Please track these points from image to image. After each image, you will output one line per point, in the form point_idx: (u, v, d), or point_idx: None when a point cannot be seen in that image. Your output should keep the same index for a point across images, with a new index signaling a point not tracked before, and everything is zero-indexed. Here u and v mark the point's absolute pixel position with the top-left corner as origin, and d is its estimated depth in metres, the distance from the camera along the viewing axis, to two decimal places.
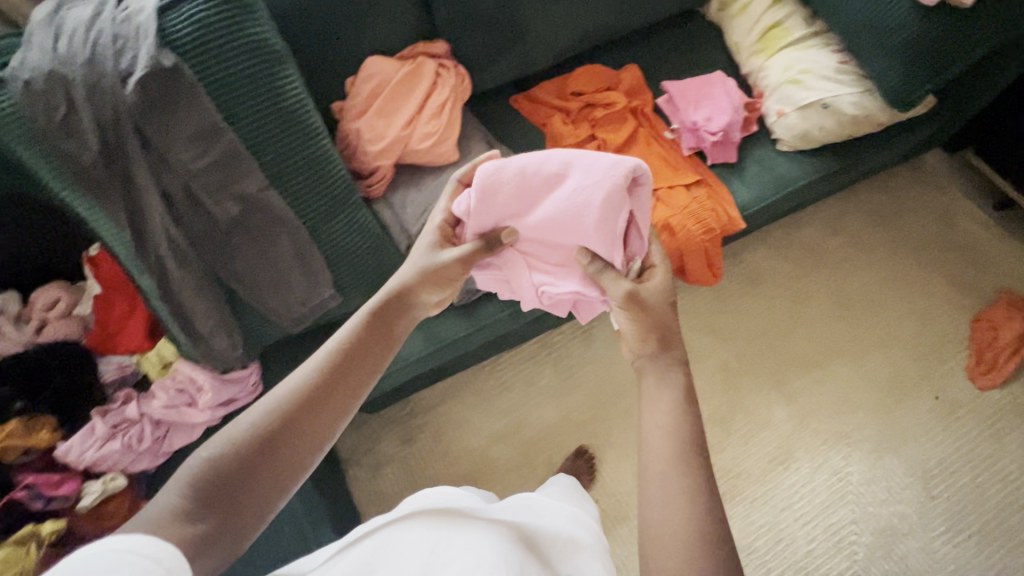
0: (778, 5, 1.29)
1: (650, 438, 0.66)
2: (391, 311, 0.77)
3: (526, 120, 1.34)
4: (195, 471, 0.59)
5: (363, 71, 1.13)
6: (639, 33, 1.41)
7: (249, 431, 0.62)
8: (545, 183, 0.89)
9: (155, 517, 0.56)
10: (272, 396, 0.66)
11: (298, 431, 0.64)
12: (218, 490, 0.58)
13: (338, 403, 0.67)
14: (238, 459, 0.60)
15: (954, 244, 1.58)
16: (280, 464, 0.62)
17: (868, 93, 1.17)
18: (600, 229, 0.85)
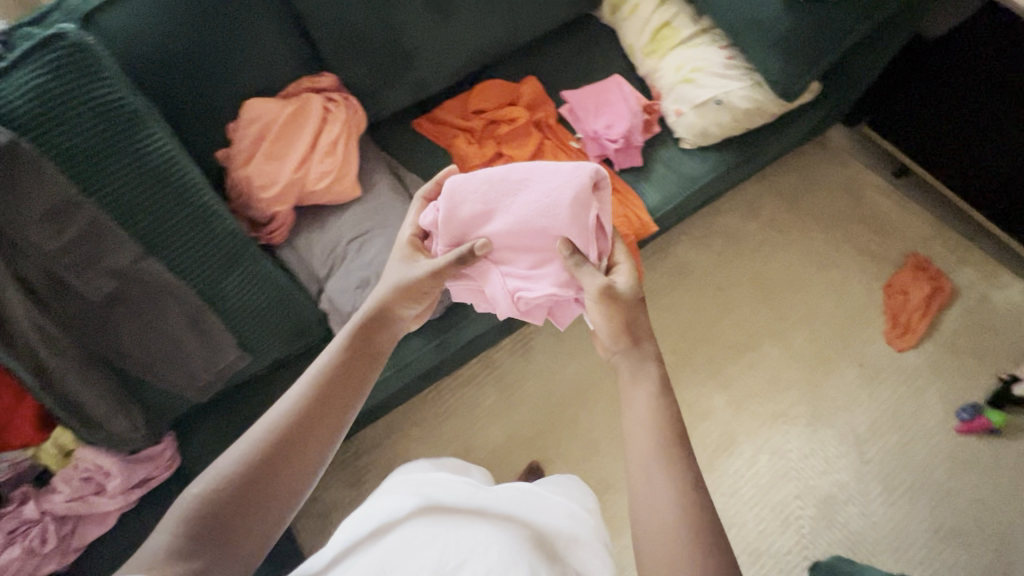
0: (666, 4, 1.30)
1: (636, 436, 0.71)
2: (367, 332, 0.79)
3: (431, 143, 1.31)
4: (188, 507, 0.62)
5: (244, 114, 1.06)
6: (537, 43, 1.40)
7: (238, 463, 0.66)
8: (513, 190, 0.89)
9: (159, 552, 0.60)
10: (257, 428, 0.69)
11: (285, 460, 0.67)
12: (211, 525, 0.62)
13: (322, 429, 0.70)
14: (229, 493, 0.64)
15: (862, 215, 1.65)
16: (268, 495, 0.65)
17: (757, 86, 1.19)
18: (573, 226, 0.85)
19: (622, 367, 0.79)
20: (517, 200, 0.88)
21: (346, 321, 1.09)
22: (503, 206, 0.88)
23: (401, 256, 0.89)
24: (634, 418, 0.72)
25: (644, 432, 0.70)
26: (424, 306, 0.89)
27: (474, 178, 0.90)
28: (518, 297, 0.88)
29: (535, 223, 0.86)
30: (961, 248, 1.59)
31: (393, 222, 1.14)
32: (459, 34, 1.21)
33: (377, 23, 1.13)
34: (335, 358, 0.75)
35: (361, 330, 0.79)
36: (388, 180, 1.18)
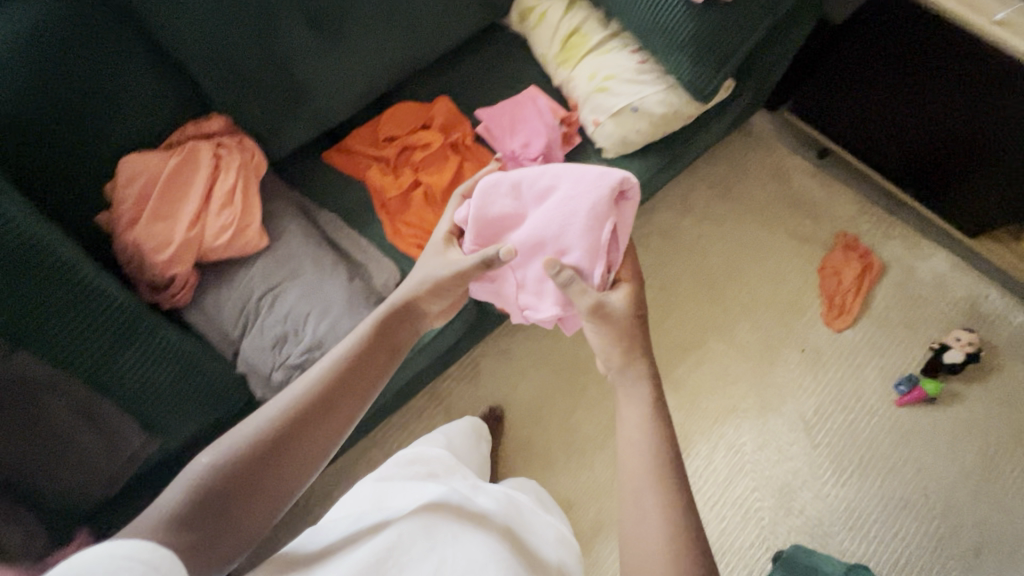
0: (573, 10, 1.26)
1: (626, 457, 0.68)
2: (389, 324, 0.78)
3: (343, 176, 1.23)
4: (200, 475, 0.58)
5: (120, 174, 0.96)
6: (445, 59, 1.34)
7: (253, 435, 0.61)
8: (539, 197, 0.91)
9: (153, 518, 0.54)
10: (277, 404, 0.65)
11: (301, 442, 0.63)
12: (219, 498, 0.57)
13: (339, 418, 0.67)
14: (242, 464, 0.59)
15: (791, 199, 1.68)
16: (278, 477, 0.61)
17: (672, 89, 1.17)
18: (584, 240, 0.85)
19: (618, 385, 0.77)
20: (543, 206, 0.90)
21: (265, 383, 1.01)
22: (528, 211, 0.92)
23: (434, 250, 0.90)
24: (628, 442, 0.69)
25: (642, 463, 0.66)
26: (447, 304, 0.88)
27: (510, 179, 0.92)
28: (525, 304, 0.94)
29: (550, 233, 0.88)
30: (886, 224, 1.63)
31: (308, 269, 1.06)
32: (356, 61, 1.14)
33: (262, 59, 1.04)
34: (359, 343, 0.73)
35: (386, 320, 0.78)
36: (298, 224, 1.11)
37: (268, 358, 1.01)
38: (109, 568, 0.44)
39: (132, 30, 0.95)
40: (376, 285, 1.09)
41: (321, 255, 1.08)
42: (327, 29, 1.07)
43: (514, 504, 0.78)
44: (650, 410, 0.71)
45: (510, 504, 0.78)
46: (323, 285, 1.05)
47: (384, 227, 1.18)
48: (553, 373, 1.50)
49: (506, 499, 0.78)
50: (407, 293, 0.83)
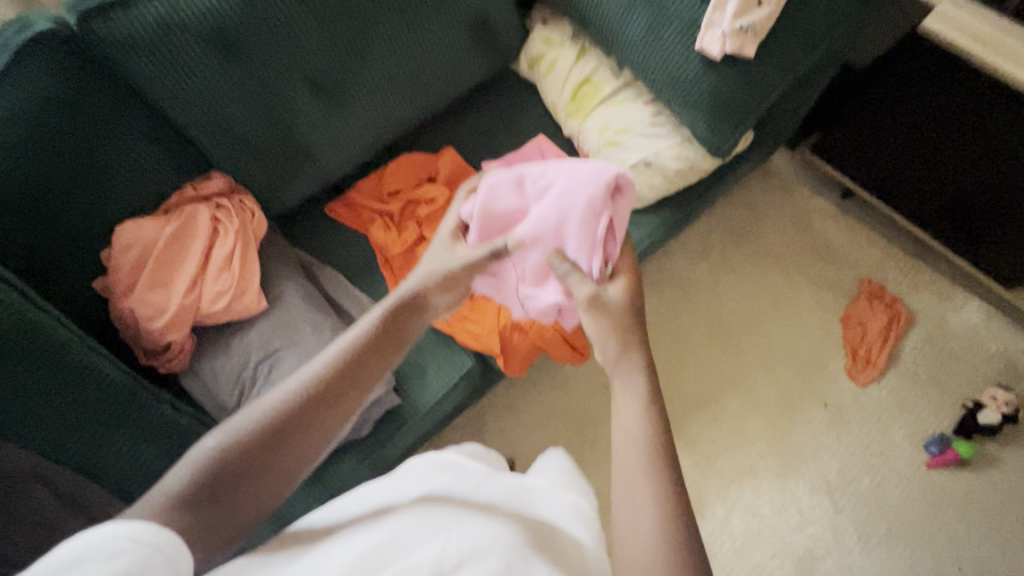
0: (584, 58, 1.21)
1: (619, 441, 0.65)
2: (397, 316, 0.74)
3: (347, 230, 1.20)
4: (199, 464, 0.57)
5: (115, 243, 0.93)
6: (452, 109, 1.30)
7: (249, 429, 0.60)
8: (536, 192, 0.91)
9: (158, 500, 0.55)
10: (275, 397, 0.63)
11: (296, 438, 0.61)
12: (215, 487, 0.57)
13: (337, 413, 0.65)
14: (238, 455, 0.58)
15: (812, 243, 1.61)
16: (274, 470, 0.60)
17: (687, 143, 1.11)
18: (582, 232, 0.85)
19: (614, 376, 0.73)
20: (541, 201, 0.90)
21: None
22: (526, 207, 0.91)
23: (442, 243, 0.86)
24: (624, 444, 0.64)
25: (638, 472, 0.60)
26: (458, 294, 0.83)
27: (510, 173, 0.92)
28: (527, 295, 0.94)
29: (547, 227, 0.88)
30: (913, 271, 1.56)
31: (307, 335, 1.02)
32: (361, 120, 1.10)
33: (262, 125, 1.01)
34: (362, 338, 0.69)
35: (393, 313, 0.74)
36: (299, 285, 1.07)
37: None
38: (113, 551, 0.50)
39: (128, 96, 0.92)
40: None
41: (321, 319, 1.04)
42: (330, 91, 1.04)
43: (527, 488, 0.71)
44: (645, 402, 0.66)
45: (524, 493, 0.71)
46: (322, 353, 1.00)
47: (387, 285, 1.15)
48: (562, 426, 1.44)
49: (521, 486, 0.71)
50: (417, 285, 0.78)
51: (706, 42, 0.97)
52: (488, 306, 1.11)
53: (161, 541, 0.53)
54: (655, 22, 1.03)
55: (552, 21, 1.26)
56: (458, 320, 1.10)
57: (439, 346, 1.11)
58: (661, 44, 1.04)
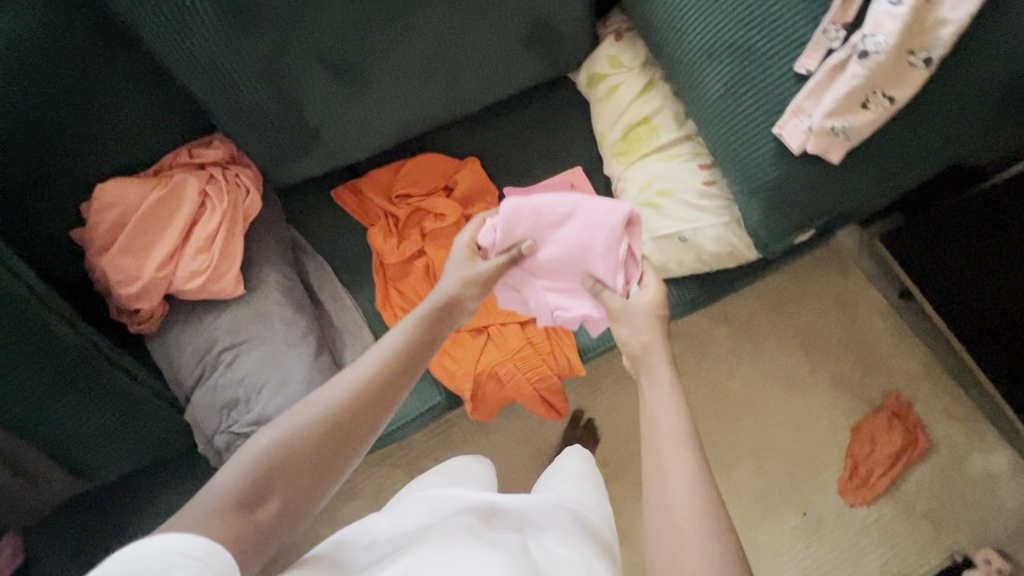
0: (648, 93, 1.05)
1: (653, 419, 0.69)
2: (438, 318, 0.74)
3: (347, 221, 1.12)
4: (257, 456, 0.57)
5: (95, 199, 0.88)
6: (491, 111, 1.16)
7: (306, 419, 0.60)
8: (554, 222, 0.86)
9: (214, 501, 0.53)
10: (327, 389, 0.63)
11: (349, 426, 0.61)
12: (276, 478, 0.57)
13: (385, 402, 0.65)
14: (301, 444, 0.58)
15: (849, 337, 1.46)
16: (334, 457, 0.60)
17: (734, 225, 0.97)
18: (609, 260, 0.83)
19: (641, 376, 0.76)
20: (561, 230, 0.86)
21: (208, 442, 0.96)
22: (543, 238, 0.87)
23: (465, 254, 0.83)
24: (654, 434, 0.68)
25: (680, 452, 0.65)
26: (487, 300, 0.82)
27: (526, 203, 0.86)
28: (556, 310, 0.89)
29: (571, 253, 0.86)
30: (949, 398, 1.40)
31: (276, 333, 0.97)
32: (380, 112, 0.99)
33: (265, 95, 0.90)
34: (404, 333, 0.70)
35: (433, 314, 0.73)
36: (280, 276, 1.01)
37: (214, 421, 0.95)
38: (165, 567, 0.45)
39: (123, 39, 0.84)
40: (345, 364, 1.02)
41: (294, 319, 0.99)
42: (350, 74, 0.92)
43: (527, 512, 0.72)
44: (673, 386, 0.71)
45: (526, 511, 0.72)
46: (287, 357, 0.96)
47: (374, 292, 1.09)
48: (523, 458, 1.37)
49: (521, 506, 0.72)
50: (455, 290, 0.77)
51: (787, 131, 0.81)
52: (471, 344, 1.03)
53: (222, 562, 0.48)
54: (736, 82, 0.86)
55: (626, 39, 1.09)
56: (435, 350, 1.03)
57: None
58: (737, 110, 0.87)
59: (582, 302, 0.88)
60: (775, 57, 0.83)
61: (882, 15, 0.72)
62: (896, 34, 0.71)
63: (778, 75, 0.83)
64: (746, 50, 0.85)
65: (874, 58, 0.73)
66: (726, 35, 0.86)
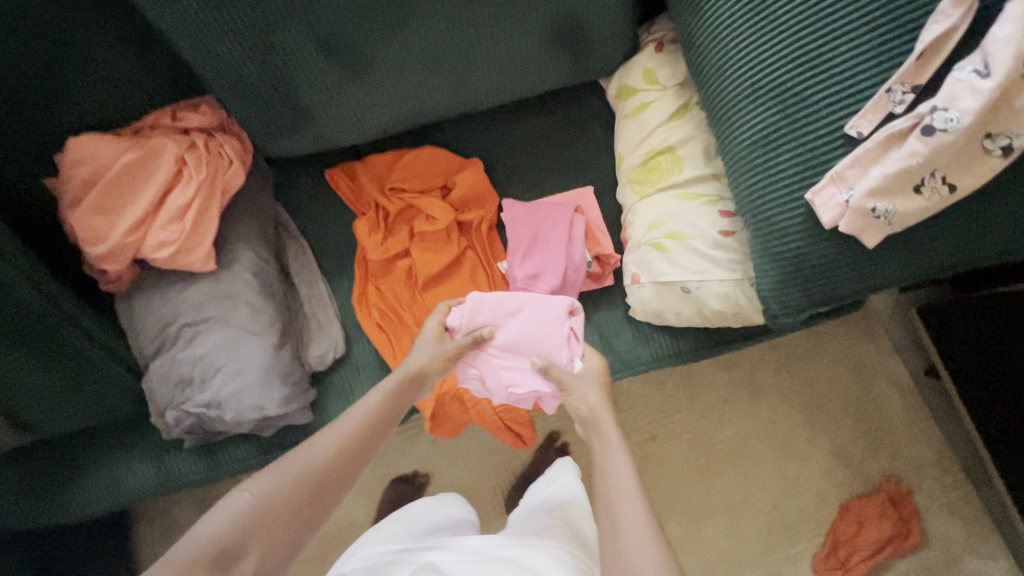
0: (680, 118, 0.94)
1: (605, 474, 0.73)
2: (403, 391, 0.81)
3: (338, 206, 1.06)
4: (239, 509, 0.66)
5: (66, 153, 0.84)
6: (506, 109, 1.07)
7: (282, 480, 0.68)
8: (510, 309, 0.89)
9: (192, 559, 0.62)
10: (302, 452, 0.72)
11: (321, 487, 0.70)
12: (253, 528, 0.65)
13: (353, 467, 0.73)
14: (275, 503, 0.67)
15: (857, 408, 1.34)
16: (303, 516, 0.68)
17: (746, 283, 0.86)
18: (559, 341, 0.87)
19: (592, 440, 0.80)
20: (517, 316, 0.89)
21: (158, 416, 0.94)
22: (500, 324, 0.90)
23: (432, 332, 0.88)
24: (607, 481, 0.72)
25: (628, 488, 0.70)
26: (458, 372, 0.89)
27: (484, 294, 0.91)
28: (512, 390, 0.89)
29: (525, 337, 0.88)
30: (954, 493, 1.28)
31: (240, 318, 0.93)
32: (380, 99, 0.91)
33: (255, 65, 0.83)
34: (375, 404, 0.78)
35: (401, 386, 0.81)
36: (256, 255, 0.96)
37: (167, 396, 0.92)
38: None
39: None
40: (310, 358, 0.98)
41: (262, 304, 0.94)
42: (349, 54, 0.84)
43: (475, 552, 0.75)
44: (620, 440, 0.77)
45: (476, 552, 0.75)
46: (248, 345, 0.92)
47: (353, 286, 1.03)
48: (489, 472, 1.32)
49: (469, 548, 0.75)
50: (421, 363, 0.84)
51: (820, 200, 0.69)
52: None
53: None
54: (776, 131, 0.75)
55: (668, 51, 0.96)
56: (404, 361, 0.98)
57: (376, 377, 1.01)
58: (771, 162, 0.75)
59: (535, 379, 0.88)
60: (825, 110, 0.71)
61: (963, 85, 0.59)
62: (974, 113, 0.58)
63: (825, 132, 0.71)
64: (794, 96, 0.73)
65: (941, 137, 0.61)
66: (775, 75, 0.74)
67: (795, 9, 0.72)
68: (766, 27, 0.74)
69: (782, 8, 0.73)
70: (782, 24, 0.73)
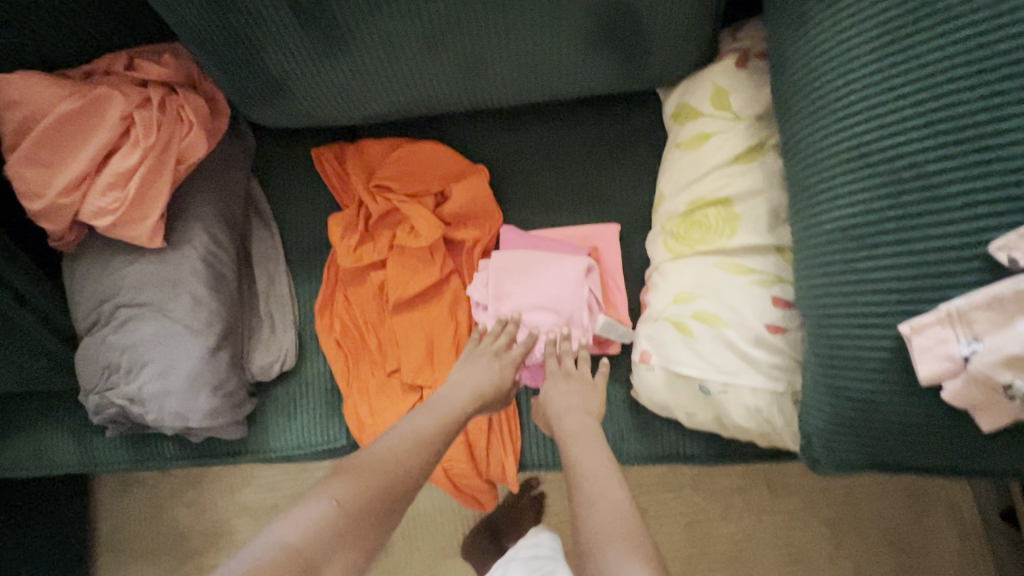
0: (748, 161, 0.70)
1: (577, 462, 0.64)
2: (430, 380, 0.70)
3: (322, 193, 0.92)
4: (324, 519, 0.51)
5: (3, 89, 0.72)
6: (535, 111, 0.87)
7: (365, 484, 0.55)
8: (520, 276, 0.79)
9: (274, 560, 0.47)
10: (372, 451, 0.58)
11: (400, 491, 0.57)
12: (341, 541, 0.51)
13: (423, 474, 0.59)
14: (364, 506, 0.53)
15: (900, 536, 1.10)
16: (382, 528, 0.54)
17: (786, 402, 0.65)
18: (577, 298, 0.77)
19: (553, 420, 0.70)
20: (528, 283, 0.78)
21: (82, 398, 0.83)
22: (517, 297, 0.78)
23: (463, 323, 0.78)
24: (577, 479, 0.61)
25: (599, 475, 0.61)
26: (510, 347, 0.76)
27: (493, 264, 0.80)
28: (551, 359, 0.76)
29: (547, 301, 0.78)
30: None
31: (179, 309, 0.80)
32: (375, 79, 0.75)
33: (207, 15, 0.66)
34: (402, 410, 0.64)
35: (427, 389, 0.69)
36: (214, 238, 0.83)
37: (91, 380, 0.81)
38: None
39: None
40: (254, 365, 0.86)
41: (209, 298, 0.81)
42: (335, 16, 0.67)
43: None
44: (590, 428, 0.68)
45: None
46: (183, 343, 0.79)
47: (320, 289, 0.89)
48: (450, 511, 1.18)
49: None
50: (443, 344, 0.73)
51: (921, 342, 0.48)
52: (395, 401, 0.82)
53: None
54: (878, 227, 0.52)
55: (752, 68, 0.72)
56: (357, 393, 0.84)
57: (327, 399, 0.88)
58: (863, 261, 0.53)
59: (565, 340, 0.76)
60: (964, 214, 0.47)
61: None
62: None
63: (955, 248, 0.47)
64: (919, 183, 0.49)
65: None
66: (896, 146, 0.51)
67: (955, 49, 0.47)
68: (897, 73, 0.51)
69: (932, 48, 0.49)
70: (924, 72, 0.49)
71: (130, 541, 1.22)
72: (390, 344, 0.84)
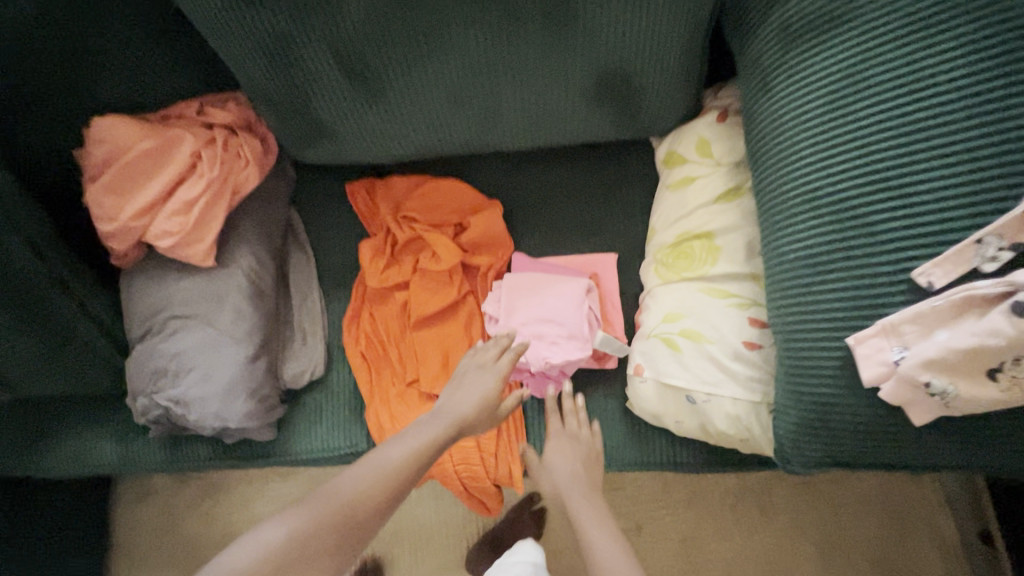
0: (727, 201, 0.82)
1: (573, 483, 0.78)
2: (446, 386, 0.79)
3: (352, 222, 1.03)
4: (273, 545, 0.59)
5: (92, 128, 0.85)
6: (543, 155, 1.00)
7: (311, 517, 0.62)
8: (528, 294, 0.89)
9: None
10: (333, 483, 0.65)
11: (357, 519, 0.63)
12: (292, 561, 0.59)
13: (385, 502, 0.66)
14: (311, 537, 0.61)
15: (885, 557, 1.15)
16: (333, 553, 0.61)
17: (763, 410, 0.74)
18: (578, 313, 0.87)
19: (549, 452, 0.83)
20: (535, 301, 0.89)
21: (131, 399, 0.92)
22: (523, 312, 0.89)
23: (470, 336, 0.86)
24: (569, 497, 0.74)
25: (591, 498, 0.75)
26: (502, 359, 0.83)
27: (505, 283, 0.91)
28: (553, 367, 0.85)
29: (551, 315, 0.88)
30: None
31: (224, 320, 0.90)
32: (407, 127, 0.87)
33: (272, 74, 0.79)
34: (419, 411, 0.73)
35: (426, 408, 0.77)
36: (257, 259, 0.94)
37: (141, 383, 0.91)
38: None
39: None
40: (286, 373, 0.95)
41: (251, 312, 0.91)
42: (377, 75, 0.80)
43: None
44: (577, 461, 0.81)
45: None
46: (226, 351, 0.89)
47: (348, 307, 0.99)
48: (455, 523, 1.24)
49: None
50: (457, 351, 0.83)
51: (864, 351, 0.58)
52: (413, 408, 0.91)
53: None
54: (828, 256, 0.63)
55: (730, 123, 0.84)
56: (379, 400, 0.93)
57: (350, 407, 0.97)
58: (819, 283, 0.63)
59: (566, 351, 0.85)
60: (895, 244, 0.58)
61: None
62: None
63: (889, 271, 0.58)
64: (861, 220, 0.61)
65: None
66: (842, 189, 0.62)
67: (884, 117, 0.60)
68: (842, 131, 0.63)
69: (867, 115, 0.62)
70: (862, 132, 0.62)
71: (148, 545, 1.28)
72: (411, 357, 0.94)
